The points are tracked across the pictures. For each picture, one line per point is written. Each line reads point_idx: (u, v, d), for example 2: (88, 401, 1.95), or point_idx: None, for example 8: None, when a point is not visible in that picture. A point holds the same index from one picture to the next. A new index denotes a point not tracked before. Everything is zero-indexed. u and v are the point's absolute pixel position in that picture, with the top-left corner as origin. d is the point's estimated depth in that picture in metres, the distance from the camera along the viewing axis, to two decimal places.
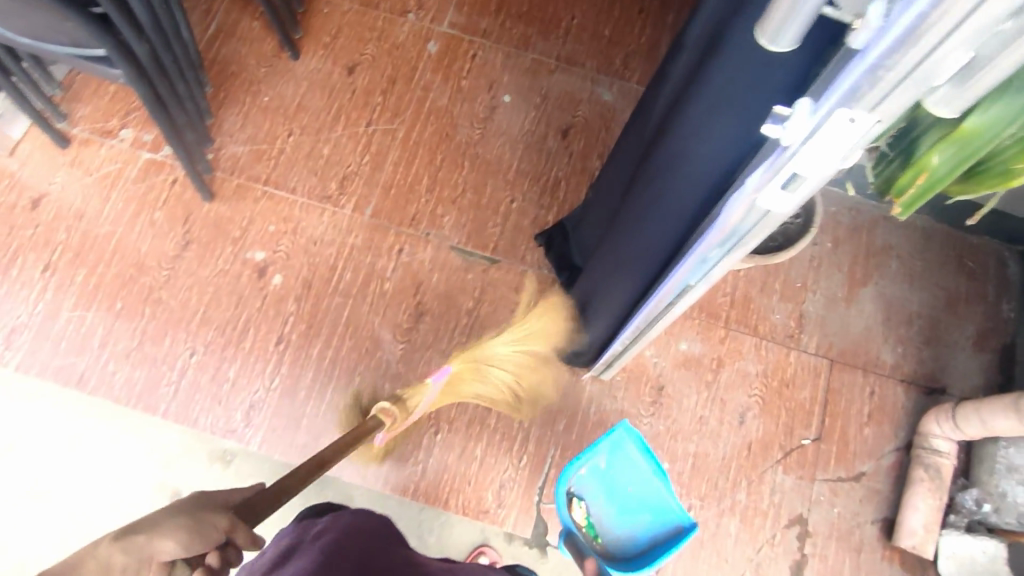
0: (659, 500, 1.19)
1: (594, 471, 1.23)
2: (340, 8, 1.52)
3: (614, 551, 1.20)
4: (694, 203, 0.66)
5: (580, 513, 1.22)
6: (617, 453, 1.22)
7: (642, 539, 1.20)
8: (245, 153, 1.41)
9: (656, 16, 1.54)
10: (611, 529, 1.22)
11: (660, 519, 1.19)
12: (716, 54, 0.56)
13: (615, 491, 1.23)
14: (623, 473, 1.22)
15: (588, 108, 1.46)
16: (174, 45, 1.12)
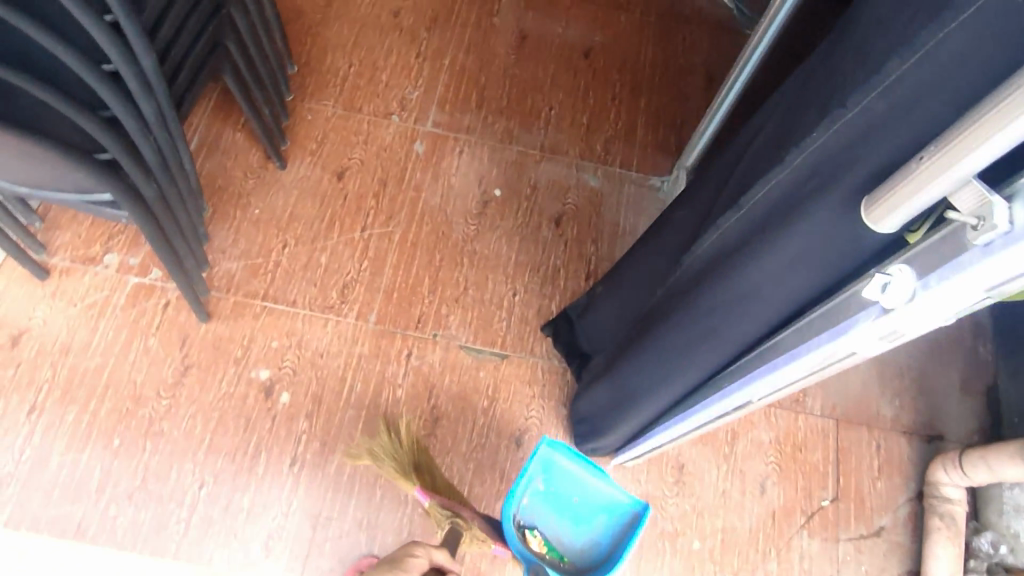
0: (605, 498, 1.18)
1: (536, 495, 1.20)
2: (324, 113, 1.54)
3: (584, 565, 1.17)
4: (755, 332, 0.67)
5: (537, 541, 1.18)
6: (550, 470, 1.19)
7: (605, 545, 1.19)
8: (239, 270, 1.39)
9: (629, 103, 1.63)
10: (573, 547, 1.20)
11: (614, 515, 1.19)
12: (785, 212, 0.56)
13: (564, 508, 1.21)
14: (565, 486, 1.20)
15: (576, 194, 1.51)
16: (177, 175, 1.10)
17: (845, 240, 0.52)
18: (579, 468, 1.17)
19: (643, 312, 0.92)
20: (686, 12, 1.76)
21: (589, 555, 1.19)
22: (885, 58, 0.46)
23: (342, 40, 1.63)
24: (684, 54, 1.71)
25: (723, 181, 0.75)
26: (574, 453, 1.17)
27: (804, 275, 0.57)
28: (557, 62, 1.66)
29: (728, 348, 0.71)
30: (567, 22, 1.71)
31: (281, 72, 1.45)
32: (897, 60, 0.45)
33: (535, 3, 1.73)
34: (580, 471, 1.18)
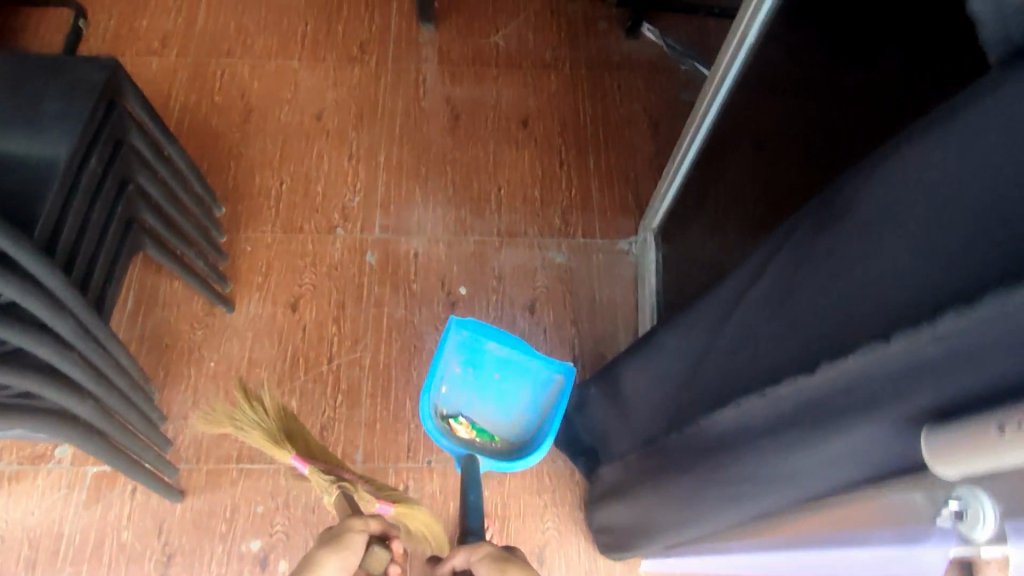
0: (524, 369, 1.27)
1: (458, 381, 1.28)
2: (263, 241, 1.44)
3: (512, 440, 1.26)
4: (768, 509, 0.60)
5: (464, 426, 1.25)
6: (466, 351, 1.27)
7: (533, 416, 1.27)
8: (205, 433, 1.28)
9: (578, 167, 1.59)
10: (500, 426, 1.28)
11: (535, 384, 1.28)
12: (814, 417, 0.49)
13: (486, 387, 1.28)
14: (483, 367, 1.28)
15: (545, 276, 1.45)
16: (114, 376, 0.97)
17: (881, 460, 0.44)
18: (493, 344, 1.24)
19: (649, 445, 0.85)
20: (615, 58, 1.74)
21: (513, 427, 1.28)
22: (930, 271, 0.40)
23: (267, 155, 1.53)
24: (623, 103, 1.68)
25: (721, 320, 0.68)
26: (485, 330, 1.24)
27: (826, 476, 0.50)
28: (496, 137, 1.61)
29: (743, 515, 0.64)
30: (498, 94, 1.67)
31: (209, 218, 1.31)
32: (954, 311, 0.36)
33: (461, 79, 1.67)
34: (494, 346, 1.25)
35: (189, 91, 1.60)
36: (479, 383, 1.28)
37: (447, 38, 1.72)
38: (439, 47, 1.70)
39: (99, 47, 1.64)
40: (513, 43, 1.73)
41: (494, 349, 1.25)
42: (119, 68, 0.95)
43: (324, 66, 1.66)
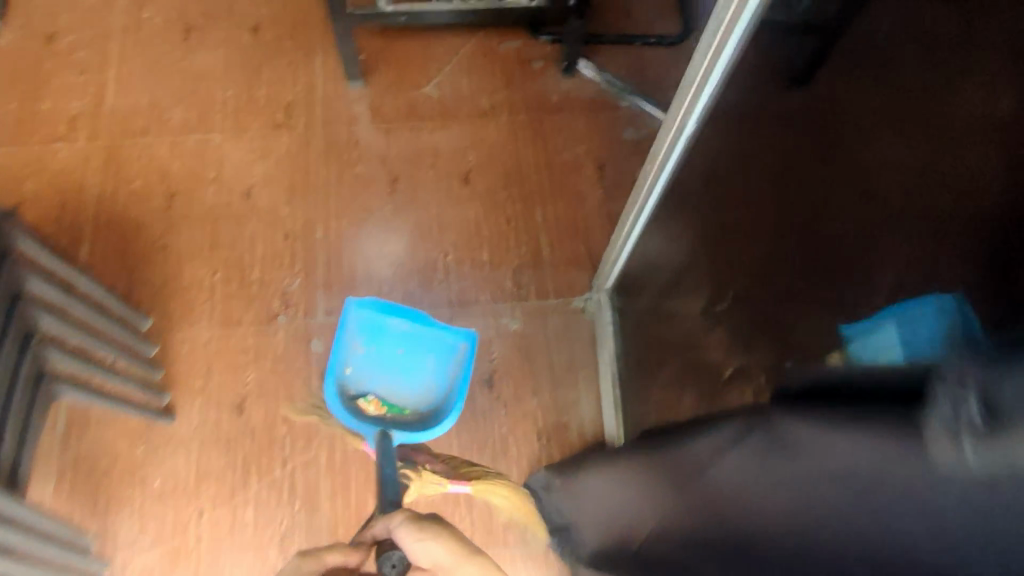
0: (429, 339, 1.30)
1: (362, 361, 1.27)
2: (200, 339, 1.36)
3: (424, 410, 1.26)
4: None
5: (374, 404, 1.24)
6: (367, 330, 1.29)
7: (441, 384, 1.28)
8: (157, 560, 1.21)
9: (526, 221, 1.53)
10: (410, 399, 1.27)
11: (442, 352, 1.30)
12: None
13: (391, 364, 1.29)
14: (387, 343, 1.29)
15: (500, 345, 1.41)
16: (37, 548, 0.89)
17: None
18: (395, 317, 1.29)
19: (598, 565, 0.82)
20: (553, 99, 1.67)
21: (427, 399, 1.27)
22: None
23: (196, 244, 1.44)
24: (567, 146, 1.62)
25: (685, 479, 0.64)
26: (386, 305, 1.30)
27: None
28: (438, 197, 1.54)
29: None
30: (436, 148, 1.59)
31: (137, 338, 1.22)
32: None
33: (396, 137, 1.59)
34: (395, 320, 1.29)
35: (105, 179, 1.50)
36: (383, 360, 1.28)
37: (377, 93, 1.63)
38: (370, 104, 1.62)
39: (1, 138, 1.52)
40: (447, 91, 1.65)
41: (396, 324, 1.29)
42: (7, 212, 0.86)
43: (249, 136, 1.57)
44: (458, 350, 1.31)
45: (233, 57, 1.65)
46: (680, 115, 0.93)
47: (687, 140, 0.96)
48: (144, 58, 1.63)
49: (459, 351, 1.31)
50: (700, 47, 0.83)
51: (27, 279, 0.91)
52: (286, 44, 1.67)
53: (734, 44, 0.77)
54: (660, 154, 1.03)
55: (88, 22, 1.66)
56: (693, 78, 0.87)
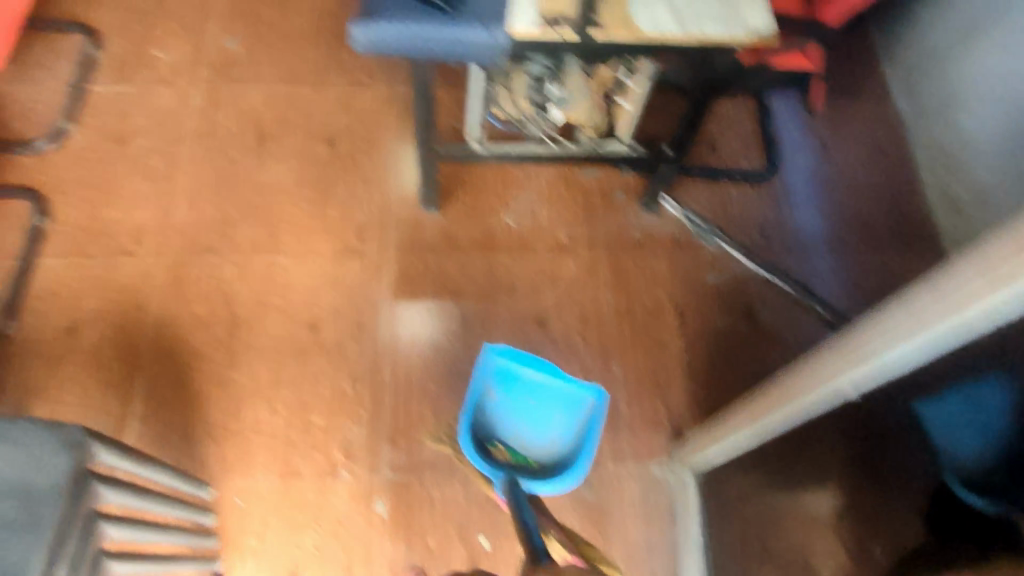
0: (559, 392, 1.31)
1: (495, 407, 1.31)
2: (257, 490, 1.28)
3: (548, 463, 1.28)
4: None
5: (503, 451, 1.27)
6: (501, 377, 1.32)
7: (566, 440, 1.30)
8: None
9: (603, 375, 1.45)
10: (537, 451, 1.29)
11: (571, 409, 1.30)
12: None
13: (521, 412, 1.32)
14: (520, 391, 1.32)
15: (573, 517, 1.33)
16: None
17: None
18: (529, 369, 1.31)
19: None
20: (634, 235, 1.60)
21: (553, 452, 1.29)
22: None
23: (257, 381, 1.37)
24: (648, 290, 1.54)
25: None
26: (520, 355, 1.31)
27: None
28: (511, 341, 1.46)
29: None
30: (511, 284, 1.52)
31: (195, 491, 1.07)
32: None
33: (469, 269, 1.52)
34: (529, 372, 1.31)
35: (168, 300, 1.43)
36: (515, 408, 1.31)
37: (452, 220, 1.57)
38: (445, 232, 1.56)
39: (64, 247, 1.47)
40: (524, 221, 1.59)
41: (530, 375, 1.31)
42: (86, 432, 0.79)
43: (318, 259, 1.50)
44: (587, 408, 1.30)
45: (307, 172, 1.60)
46: (831, 377, 0.84)
47: (829, 402, 0.87)
48: (215, 166, 1.59)
49: (587, 408, 1.30)
50: (882, 328, 0.75)
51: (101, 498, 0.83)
52: (361, 160, 1.62)
53: (942, 347, 0.69)
54: (788, 405, 0.94)
55: (161, 124, 1.62)
56: (857, 356, 0.79)
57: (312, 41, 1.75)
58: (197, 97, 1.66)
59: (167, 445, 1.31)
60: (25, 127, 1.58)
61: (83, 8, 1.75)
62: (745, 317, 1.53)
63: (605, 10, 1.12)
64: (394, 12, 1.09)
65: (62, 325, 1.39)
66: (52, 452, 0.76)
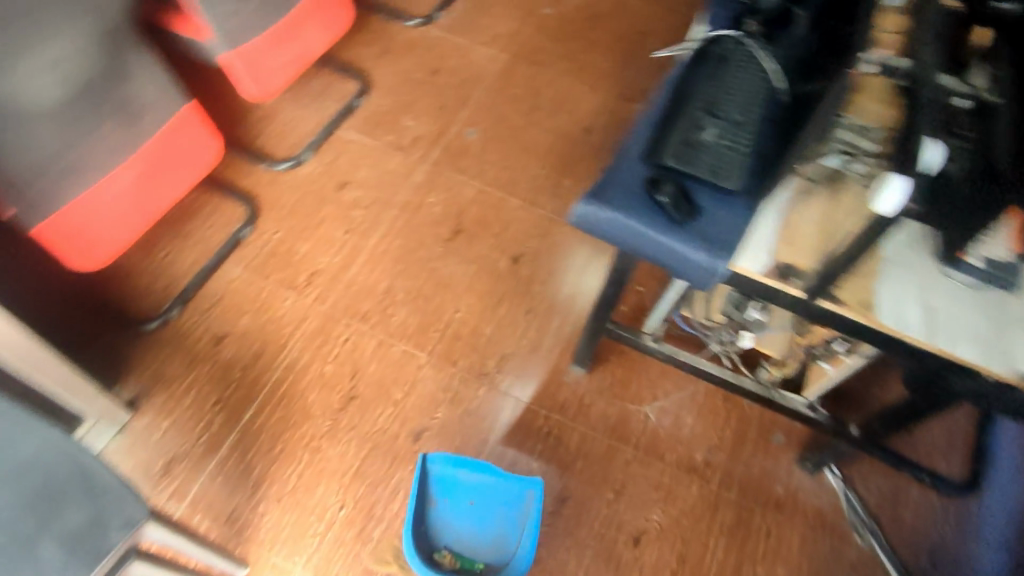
0: (497, 485, 1.29)
1: (435, 513, 1.28)
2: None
3: (497, 562, 1.25)
4: None
5: (449, 557, 1.25)
6: (440, 482, 1.29)
7: (511, 534, 1.27)
8: None
9: None
10: (484, 551, 1.26)
11: (512, 501, 1.28)
12: None
13: (464, 514, 1.29)
14: (460, 490, 1.30)
15: None
16: None
17: None
18: (464, 470, 1.29)
19: None
20: (776, 491, 1.39)
21: (498, 550, 1.26)
22: None
23: (343, 466, 1.36)
24: (767, 562, 1.32)
25: None
26: (457, 459, 1.30)
27: None
28: (596, 547, 1.32)
29: None
30: (622, 484, 1.38)
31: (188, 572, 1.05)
32: None
33: (588, 448, 1.42)
34: (466, 474, 1.29)
35: (307, 348, 1.49)
36: (456, 513, 1.29)
37: (593, 388, 1.48)
38: (580, 398, 1.47)
39: (250, 261, 1.58)
40: (666, 422, 1.45)
41: (466, 476, 1.30)
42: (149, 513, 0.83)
43: (451, 371, 1.48)
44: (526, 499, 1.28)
45: (480, 280, 1.60)
46: None
47: None
48: (405, 242, 1.64)
49: (528, 498, 1.29)
50: None
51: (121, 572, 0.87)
52: (534, 290, 1.60)
53: None
54: None
55: (379, 185, 1.72)
56: None
57: (541, 161, 1.79)
58: (421, 173, 1.74)
59: (237, 488, 1.33)
60: (274, 145, 1.75)
61: (369, 61, 1.93)
62: None
63: (847, 283, 1.00)
64: (624, 201, 1.06)
65: (214, 331, 1.49)
66: (112, 527, 0.80)
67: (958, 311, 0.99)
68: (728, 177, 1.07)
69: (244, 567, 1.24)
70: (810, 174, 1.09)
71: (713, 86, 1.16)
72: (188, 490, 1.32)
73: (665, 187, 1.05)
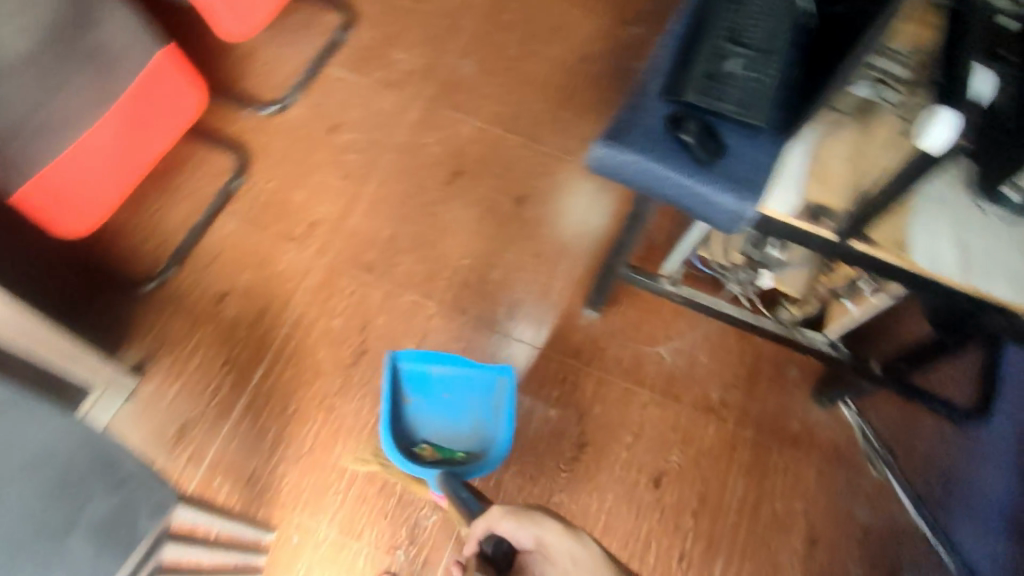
0: (470, 375, 1.31)
1: (410, 409, 1.29)
2: (316, 534, 1.27)
3: (476, 449, 1.28)
4: None
5: (429, 450, 1.26)
6: (412, 378, 1.30)
7: (488, 421, 1.30)
8: None
9: (698, 569, 1.29)
10: (462, 441, 1.29)
11: (486, 389, 1.31)
12: None
13: (438, 407, 1.31)
14: (433, 383, 1.30)
15: None
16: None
17: None
18: (436, 365, 1.29)
19: None
20: (792, 427, 1.40)
21: (475, 437, 1.29)
22: None
23: (358, 422, 1.35)
24: (785, 496, 1.35)
25: None
26: (426, 354, 1.29)
27: None
28: (617, 490, 1.33)
29: None
30: (640, 427, 1.38)
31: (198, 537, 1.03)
32: None
33: (604, 392, 1.41)
34: (437, 368, 1.30)
35: (312, 303, 1.44)
36: (431, 406, 1.30)
37: (607, 331, 1.46)
38: (594, 341, 1.45)
39: (244, 214, 1.51)
40: (681, 362, 1.44)
41: (438, 370, 1.30)
42: (174, 498, 0.88)
43: (461, 320, 1.45)
44: (499, 386, 1.31)
45: (485, 223, 1.55)
46: None
47: None
48: (405, 187, 1.57)
49: (501, 386, 1.31)
50: None
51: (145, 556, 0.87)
52: (541, 232, 1.54)
53: None
54: None
55: (373, 126, 1.63)
56: None
57: (541, 93, 1.70)
58: (416, 111, 1.65)
59: (255, 449, 1.32)
60: (257, 87, 1.64)
61: None
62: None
63: (879, 224, 0.96)
64: (645, 144, 0.99)
65: (214, 290, 1.44)
66: (143, 510, 0.84)
67: (994, 248, 0.95)
68: (755, 114, 1.01)
69: (271, 531, 1.25)
70: (840, 106, 1.03)
71: (734, 13, 1.08)
72: (206, 453, 1.31)
73: (690, 126, 0.99)
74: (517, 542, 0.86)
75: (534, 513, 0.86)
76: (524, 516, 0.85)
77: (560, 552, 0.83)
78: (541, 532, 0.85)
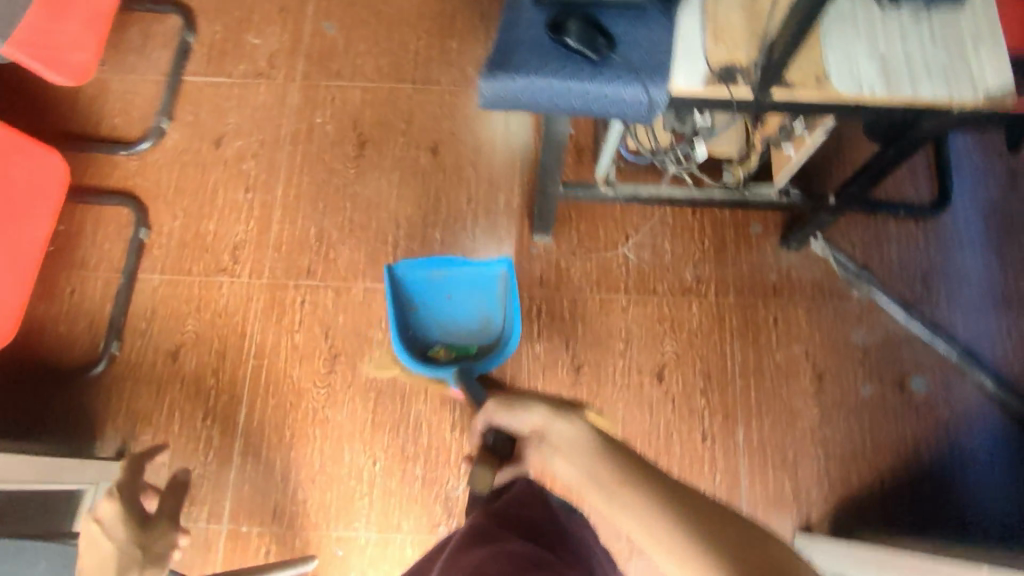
0: (471, 273, 1.33)
1: (419, 316, 1.34)
2: (357, 541, 1.27)
3: (487, 340, 1.34)
4: None
5: (443, 351, 1.33)
6: (414, 286, 1.33)
7: (495, 312, 1.35)
8: None
9: (724, 441, 1.32)
10: (473, 335, 1.35)
11: (487, 282, 1.34)
12: None
13: (445, 309, 1.35)
14: (435, 288, 1.34)
15: None
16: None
17: None
18: (436, 269, 1.32)
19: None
20: (770, 278, 1.40)
21: (485, 328, 1.35)
22: None
23: (356, 424, 1.33)
24: (782, 346, 1.36)
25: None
26: (423, 261, 1.31)
27: None
28: (625, 398, 1.34)
29: None
30: (627, 330, 1.37)
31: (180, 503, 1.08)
32: None
33: (582, 310, 1.39)
34: (437, 272, 1.32)
35: (267, 326, 1.39)
36: (437, 308, 1.34)
37: (564, 250, 1.42)
38: (555, 264, 1.41)
39: (164, 262, 1.43)
40: (646, 255, 1.41)
41: (438, 275, 1.33)
42: None
43: None
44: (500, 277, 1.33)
45: (409, 183, 1.47)
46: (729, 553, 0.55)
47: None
48: (314, 176, 1.48)
49: (500, 280, 1.34)
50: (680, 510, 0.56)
51: (107, 519, 0.92)
52: (467, 174, 1.47)
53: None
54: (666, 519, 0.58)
55: (258, 124, 1.51)
56: None
57: (416, 29, 1.57)
58: (296, 93, 1.53)
59: (268, 486, 1.30)
60: (122, 126, 1.51)
61: None
62: (894, 386, 1.33)
63: (794, 65, 0.91)
64: (533, 62, 0.91)
65: (165, 349, 1.37)
66: None
67: (911, 49, 0.91)
68: None
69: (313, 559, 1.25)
70: None
71: None
72: (222, 508, 1.29)
73: (572, 24, 0.90)
74: (514, 430, 0.84)
75: (523, 399, 0.82)
76: (516, 404, 0.82)
77: (550, 435, 0.75)
78: (528, 416, 0.80)
